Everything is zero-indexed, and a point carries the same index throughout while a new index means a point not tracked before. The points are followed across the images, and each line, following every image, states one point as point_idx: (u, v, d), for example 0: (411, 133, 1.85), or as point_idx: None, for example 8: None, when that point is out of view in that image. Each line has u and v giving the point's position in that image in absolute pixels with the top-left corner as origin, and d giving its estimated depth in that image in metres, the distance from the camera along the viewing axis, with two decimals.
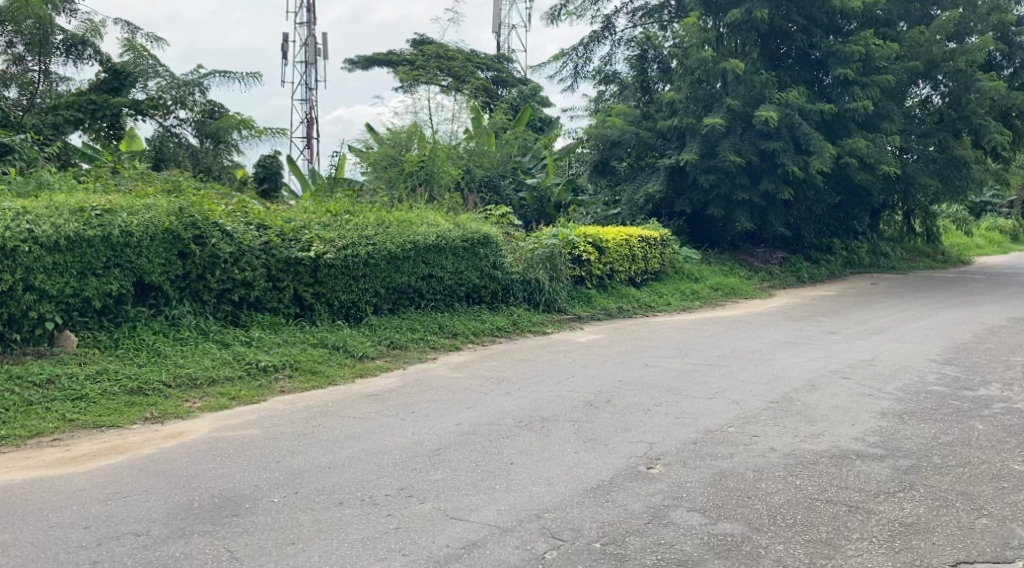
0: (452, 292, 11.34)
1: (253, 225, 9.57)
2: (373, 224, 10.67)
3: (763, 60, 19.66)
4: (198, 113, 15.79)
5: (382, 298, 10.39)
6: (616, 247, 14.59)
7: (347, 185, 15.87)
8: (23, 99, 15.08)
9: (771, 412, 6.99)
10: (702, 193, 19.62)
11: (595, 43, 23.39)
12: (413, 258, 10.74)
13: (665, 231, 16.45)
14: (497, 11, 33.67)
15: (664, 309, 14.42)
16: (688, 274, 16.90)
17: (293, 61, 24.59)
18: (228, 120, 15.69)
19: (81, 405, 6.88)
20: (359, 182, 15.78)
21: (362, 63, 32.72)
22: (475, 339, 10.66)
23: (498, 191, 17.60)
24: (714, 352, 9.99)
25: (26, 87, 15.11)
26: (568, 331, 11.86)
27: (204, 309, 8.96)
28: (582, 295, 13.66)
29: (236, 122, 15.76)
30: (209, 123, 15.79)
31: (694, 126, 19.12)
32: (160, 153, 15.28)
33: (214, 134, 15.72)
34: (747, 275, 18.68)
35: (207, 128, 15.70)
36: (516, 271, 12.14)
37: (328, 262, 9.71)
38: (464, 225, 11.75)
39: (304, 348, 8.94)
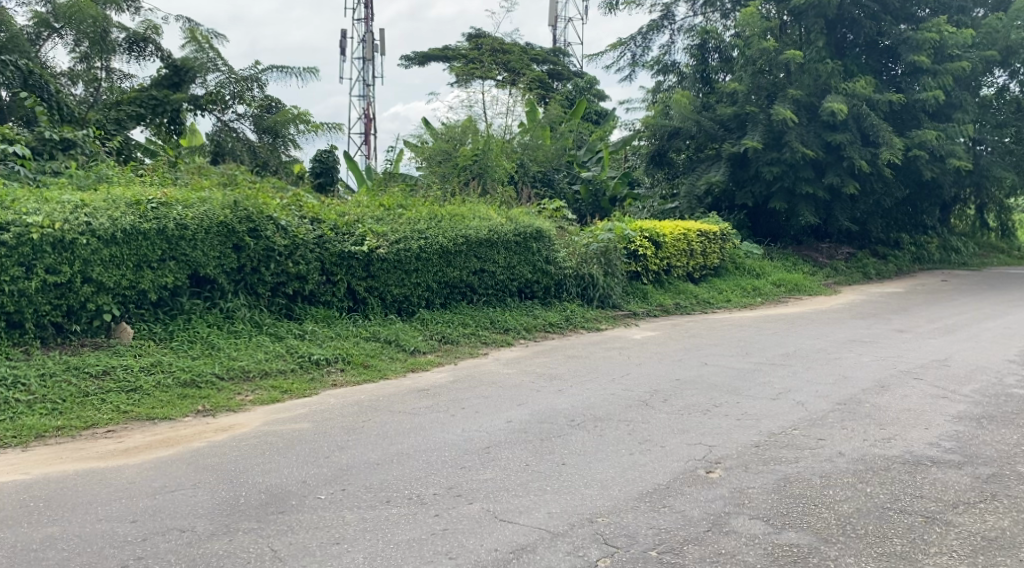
0: (505, 287, 11.26)
1: (307, 219, 9.56)
2: (426, 218, 10.65)
3: (828, 48, 19.13)
4: (256, 108, 15.94)
5: (434, 293, 10.38)
6: (673, 242, 14.28)
7: (403, 180, 15.83)
8: (89, 95, 15.47)
9: (837, 415, 6.70)
10: (764, 186, 19.20)
11: (654, 32, 23.04)
12: (465, 253, 10.72)
13: (726, 226, 16.08)
14: (553, 5, 33.53)
15: (723, 306, 14.08)
16: (749, 270, 16.49)
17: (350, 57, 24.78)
18: (286, 115, 15.80)
19: (135, 398, 6.86)
20: (414, 176, 15.72)
21: (418, 59, 32.78)
22: (527, 334, 10.59)
23: (553, 185, 17.43)
24: (775, 351, 9.67)
25: (90, 84, 15.46)
26: (623, 328, 11.64)
27: (258, 302, 8.95)
28: (639, 291, 13.43)
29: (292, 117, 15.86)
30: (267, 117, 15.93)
31: (756, 114, 18.89)
32: (219, 149, 15.44)
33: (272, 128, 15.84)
34: (811, 271, 18.19)
35: (264, 123, 15.84)
36: (569, 266, 11.98)
37: (381, 256, 9.71)
38: (517, 218, 11.64)
39: (356, 341, 8.90)
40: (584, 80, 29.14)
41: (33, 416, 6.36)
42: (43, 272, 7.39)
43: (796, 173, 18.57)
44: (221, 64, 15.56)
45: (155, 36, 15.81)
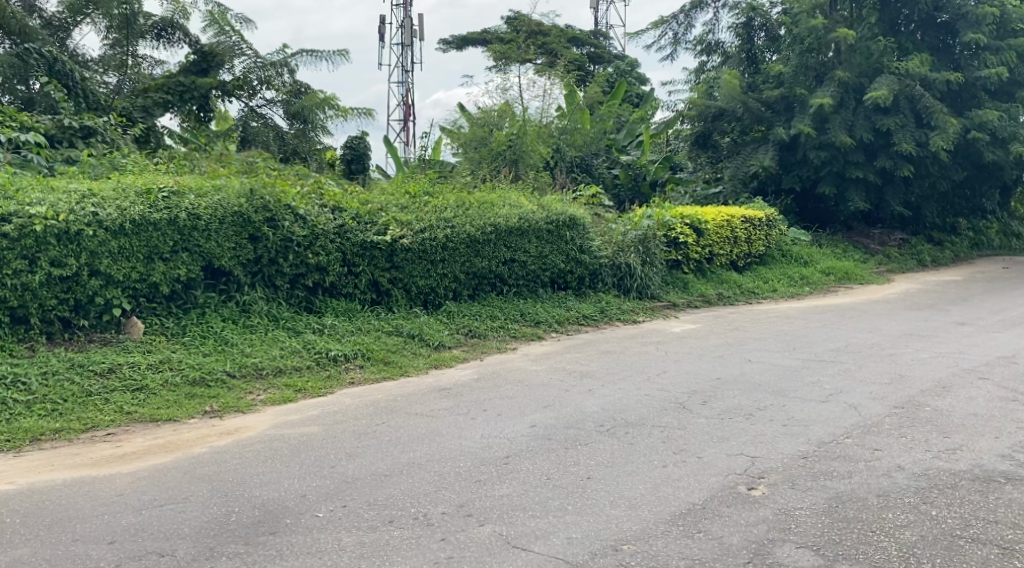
0: (536, 278, 10.79)
1: (328, 208, 9.19)
2: (453, 205, 10.22)
3: (881, 25, 18.33)
4: (284, 93, 15.62)
5: (461, 284, 9.98)
6: (716, 229, 13.65)
7: (438, 167, 15.39)
8: (121, 82, 15.17)
9: (894, 421, 6.13)
10: (812, 170, 18.51)
11: (697, 10, 22.31)
12: (494, 242, 10.27)
13: (772, 212, 15.37)
14: None
15: (768, 296, 13.43)
16: (796, 258, 15.80)
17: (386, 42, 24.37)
18: (315, 100, 15.41)
19: (139, 397, 6.49)
20: (449, 163, 15.22)
21: (457, 43, 32.25)
22: (559, 327, 10.13)
23: (591, 170, 16.91)
24: (824, 346, 9.08)
25: (122, 70, 15.20)
26: (661, 320, 11.09)
27: (276, 295, 8.57)
28: (678, 281, 12.84)
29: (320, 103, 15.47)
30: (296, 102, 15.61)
31: (804, 97, 18.17)
32: (245, 135, 15.10)
33: (300, 114, 15.48)
34: (862, 258, 17.42)
35: (292, 108, 15.51)
36: (605, 255, 11.45)
37: (404, 247, 9.33)
38: (550, 205, 11.11)
39: (378, 336, 8.50)
40: (625, 63, 28.46)
41: (31, 418, 6.00)
42: (48, 265, 7.06)
43: (845, 157, 17.89)
44: (248, 48, 15.26)
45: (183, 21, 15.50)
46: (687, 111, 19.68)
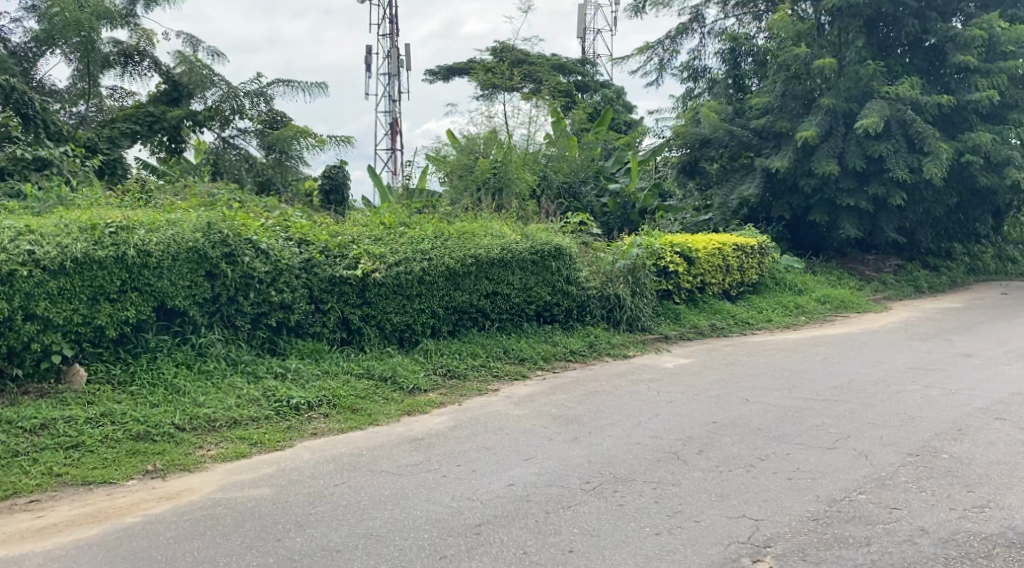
0: (521, 311, 10.19)
1: (294, 241, 8.61)
2: (431, 236, 9.66)
3: (869, 48, 17.96)
4: (258, 123, 15.03)
5: (440, 320, 9.37)
6: (707, 257, 13.09)
7: (427, 196, 14.90)
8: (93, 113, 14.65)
9: (911, 472, 5.53)
10: (803, 196, 18.10)
11: (683, 35, 21.96)
12: (474, 274, 9.68)
13: (764, 239, 14.83)
14: (582, 17, 32.65)
15: (764, 327, 12.85)
16: (790, 286, 15.25)
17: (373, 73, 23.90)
18: (290, 130, 14.69)
19: (72, 456, 5.85)
20: (434, 193, 14.67)
21: (443, 73, 31.88)
22: (545, 364, 9.55)
23: (579, 198, 16.42)
24: (826, 384, 8.49)
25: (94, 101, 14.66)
26: (652, 354, 10.50)
27: (237, 337, 7.95)
28: (670, 312, 12.25)
29: (295, 132, 14.74)
30: (270, 132, 14.96)
31: (792, 128, 17.87)
32: (217, 167, 14.52)
33: (276, 143, 14.79)
34: (858, 285, 16.91)
35: (267, 138, 14.84)
36: (592, 286, 10.87)
37: (378, 281, 8.72)
38: (533, 235, 10.53)
39: (346, 380, 7.88)
40: (612, 91, 28.11)
41: None
42: None
43: (837, 183, 17.47)
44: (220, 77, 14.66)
45: (149, 48, 14.88)
46: (673, 138, 19.23)
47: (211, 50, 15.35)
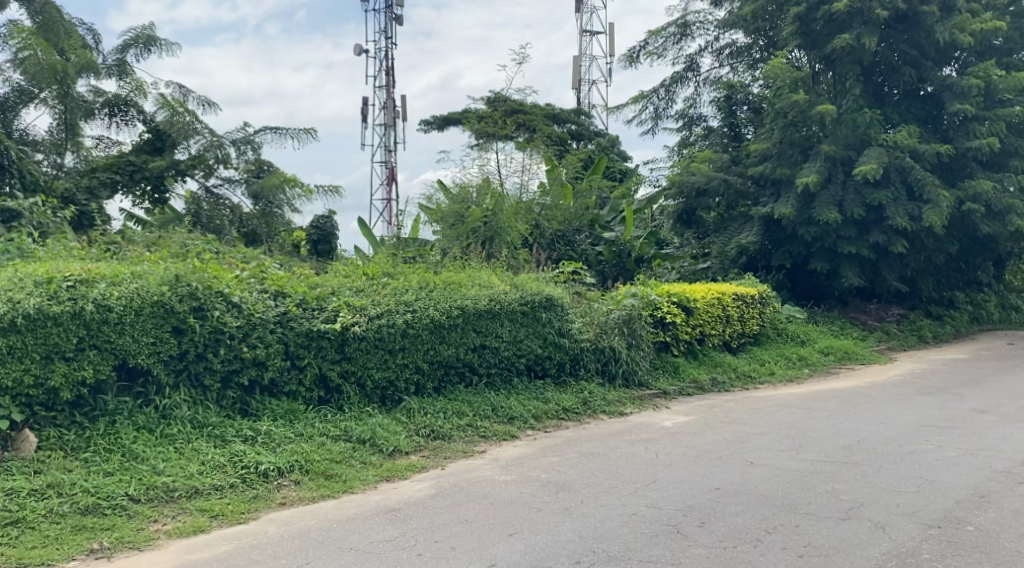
0: (511, 365, 9.69)
1: (269, 293, 8.14)
2: (416, 287, 9.20)
3: (866, 96, 17.73)
4: (243, 172, 14.54)
5: (424, 376, 8.88)
6: (706, 307, 12.64)
7: (418, 246, 14.44)
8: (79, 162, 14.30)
9: (935, 548, 5.02)
10: (803, 244, 17.69)
11: (678, 85, 21.78)
12: (461, 326, 9.20)
13: (764, 288, 14.39)
14: (578, 69, 32.64)
15: (766, 381, 12.34)
16: (792, 337, 14.76)
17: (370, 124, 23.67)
18: (273, 179, 14.24)
19: (10, 534, 5.36)
20: (428, 242, 14.20)
21: (438, 123, 31.74)
22: (536, 423, 9.03)
23: (573, 247, 16.01)
24: (834, 444, 7.97)
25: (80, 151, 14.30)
26: (650, 411, 9.97)
27: (206, 396, 7.46)
28: (668, 365, 11.74)
29: (281, 182, 14.32)
30: (256, 182, 14.44)
31: (790, 176, 17.53)
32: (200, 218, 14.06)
33: (260, 192, 14.31)
34: (861, 336, 16.43)
35: (253, 187, 14.30)
36: (586, 339, 10.39)
37: (358, 334, 8.24)
38: (523, 285, 10.07)
39: (321, 443, 7.35)
40: (606, 140, 27.94)
41: None
42: None
43: (837, 232, 17.09)
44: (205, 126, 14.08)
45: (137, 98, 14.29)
46: (669, 186, 18.89)
47: (199, 99, 14.93)
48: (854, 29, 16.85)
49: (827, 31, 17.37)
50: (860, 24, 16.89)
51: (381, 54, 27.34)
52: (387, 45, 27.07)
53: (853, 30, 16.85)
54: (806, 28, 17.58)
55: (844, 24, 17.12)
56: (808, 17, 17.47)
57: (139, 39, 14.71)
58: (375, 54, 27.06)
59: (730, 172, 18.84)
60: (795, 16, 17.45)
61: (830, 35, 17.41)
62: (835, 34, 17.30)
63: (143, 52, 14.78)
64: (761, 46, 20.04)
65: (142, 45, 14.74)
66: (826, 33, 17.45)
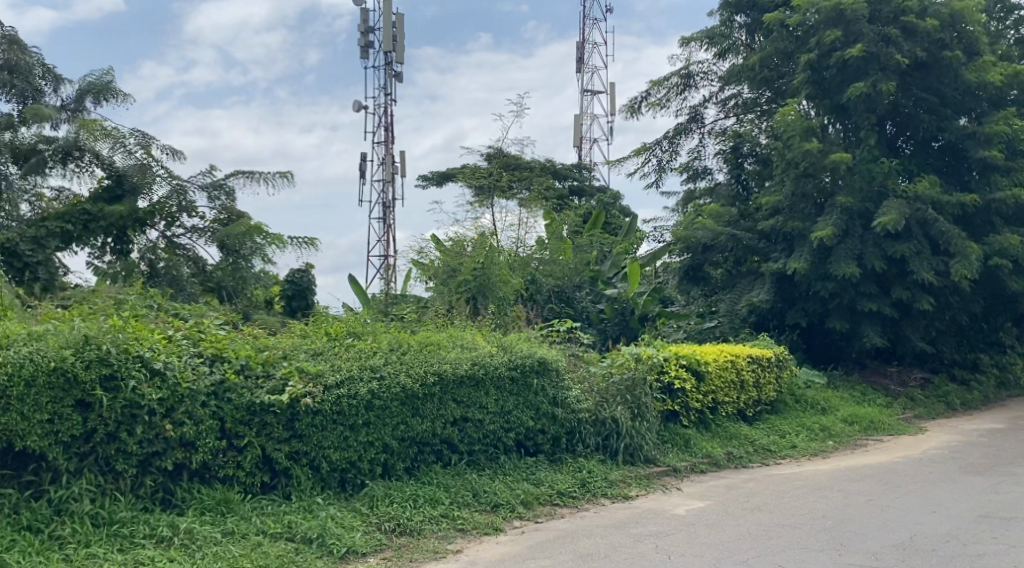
0: (498, 441, 8.34)
1: (205, 358, 6.83)
2: (385, 349, 7.91)
3: (881, 147, 16.60)
4: (209, 222, 12.71)
5: (393, 455, 7.56)
6: (718, 372, 11.28)
7: (409, 302, 13.00)
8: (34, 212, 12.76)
9: None
10: (819, 302, 16.39)
11: (682, 136, 20.72)
12: (439, 396, 7.87)
13: (782, 350, 13.02)
14: (578, 125, 31.77)
15: (789, 455, 10.89)
16: (811, 404, 13.35)
17: (368, 179, 22.56)
18: (237, 228, 12.48)
19: None
20: (420, 300, 12.77)
21: (436, 178, 30.67)
22: (526, 509, 7.65)
23: (572, 304, 14.66)
24: (882, 542, 6.58)
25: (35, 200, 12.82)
26: (658, 495, 8.53)
27: (118, 485, 6.15)
28: (676, 437, 10.32)
29: (246, 231, 12.56)
30: (223, 230, 12.64)
31: (804, 230, 16.28)
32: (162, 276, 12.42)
33: (226, 239, 12.56)
34: (886, 402, 15.01)
35: (218, 236, 12.54)
36: (585, 408, 9.04)
37: (311, 407, 6.91)
38: (511, 346, 8.77)
39: (255, 544, 5.98)
40: (608, 196, 26.85)
41: None
42: None
43: (856, 288, 15.81)
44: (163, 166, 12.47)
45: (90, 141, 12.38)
46: (674, 242, 17.65)
47: (162, 148, 13.77)
48: (869, 75, 15.75)
49: (840, 78, 16.22)
50: (879, 69, 15.83)
51: (379, 109, 26.42)
52: (385, 101, 26.11)
53: (869, 77, 15.77)
54: (817, 77, 16.46)
55: (859, 71, 16.03)
56: (820, 64, 16.33)
57: (99, 85, 13.66)
58: (373, 110, 26.12)
59: (738, 227, 17.57)
60: (807, 63, 16.31)
61: (844, 83, 16.26)
62: (850, 82, 16.15)
63: (102, 99, 13.71)
64: (768, 97, 18.99)
65: (102, 92, 13.68)
66: (839, 82, 16.31)
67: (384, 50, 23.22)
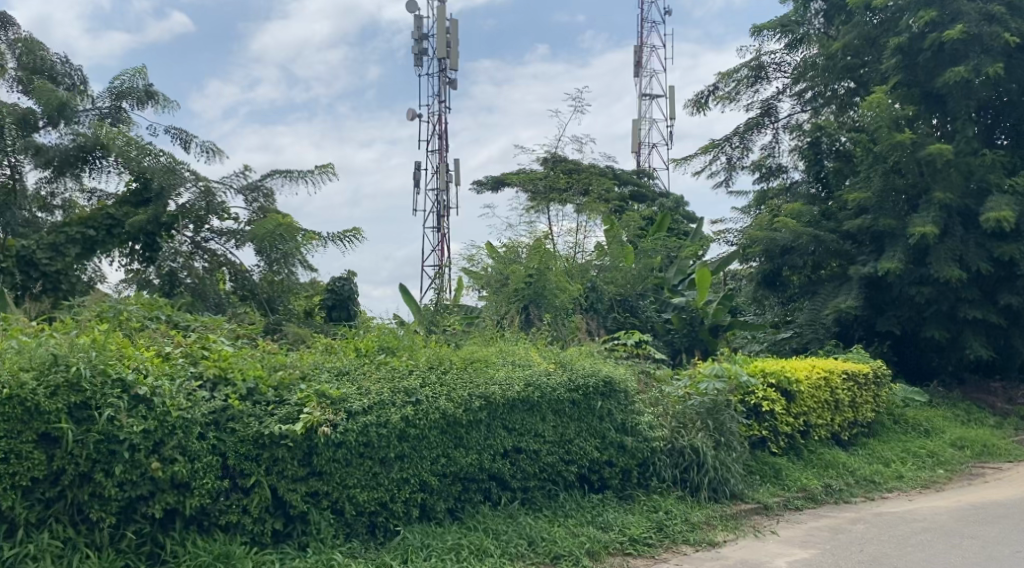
0: (557, 475, 7.05)
1: (204, 382, 5.69)
2: (423, 368, 6.70)
3: (979, 138, 15.01)
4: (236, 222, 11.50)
5: (432, 494, 6.31)
6: (810, 392, 9.85)
7: (463, 313, 11.76)
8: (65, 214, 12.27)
9: None
10: (914, 309, 14.78)
11: (754, 131, 19.24)
12: (487, 423, 6.62)
13: (879, 365, 11.48)
14: (637, 129, 30.43)
15: (897, 488, 9.36)
16: (913, 426, 11.76)
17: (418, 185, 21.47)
18: (267, 224, 11.09)
19: None
20: (474, 312, 11.56)
21: (491, 184, 29.51)
22: (591, 560, 6.33)
23: (636, 313, 13.25)
24: None
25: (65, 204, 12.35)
26: (751, 541, 7.15)
27: (92, 539, 5.05)
28: (765, 467, 8.92)
29: (278, 229, 11.15)
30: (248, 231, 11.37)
31: (895, 229, 14.66)
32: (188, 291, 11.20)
33: (259, 239, 11.20)
34: (996, 421, 13.33)
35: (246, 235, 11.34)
36: (659, 436, 7.69)
37: (330, 437, 5.71)
38: (572, 362, 7.50)
39: None
40: (671, 201, 25.43)
41: None
42: None
43: (957, 293, 14.25)
44: (190, 168, 11.36)
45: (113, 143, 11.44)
46: (748, 246, 16.11)
47: (204, 145, 12.81)
48: (970, 58, 14.21)
49: (935, 62, 14.71)
50: (982, 52, 14.28)
51: (433, 116, 25.43)
52: (439, 108, 25.10)
53: (971, 60, 14.19)
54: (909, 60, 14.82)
55: (957, 54, 14.51)
56: (912, 48, 14.83)
57: (135, 90, 12.69)
58: (426, 117, 25.11)
59: (820, 228, 16.01)
60: (896, 47, 14.77)
61: (939, 67, 14.76)
62: (946, 65, 14.65)
63: (138, 105, 12.76)
64: (849, 88, 17.45)
65: (138, 98, 12.71)
66: (934, 66, 14.77)
67: (437, 55, 22.17)
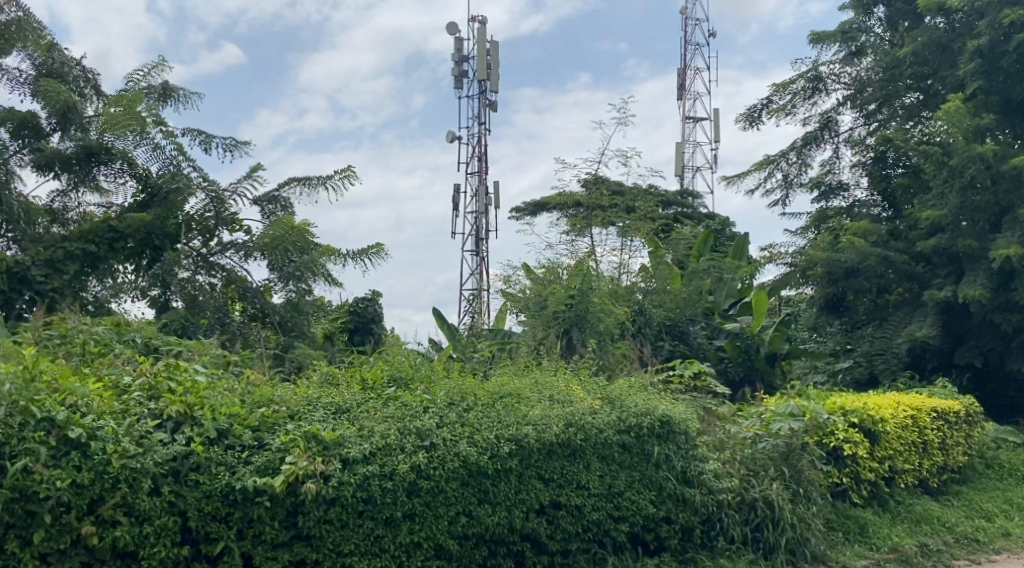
0: (603, 535, 5.79)
1: (163, 423, 4.58)
2: (440, 405, 5.52)
3: None
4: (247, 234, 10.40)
5: (450, 561, 5.10)
6: (897, 432, 8.48)
7: (503, 338, 10.51)
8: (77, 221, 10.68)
9: None
10: (998, 339, 13.29)
11: (812, 146, 17.88)
12: (518, 474, 5.39)
13: (970, 402, 10.04)
14: (682, 152, 29.14)
15: (1005, 549, 7.89)
16: (1010, 471, 10.25)
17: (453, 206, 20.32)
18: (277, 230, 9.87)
19: None
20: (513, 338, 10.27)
21: (530, 209, 28.34)
22: None
23: (687, 341, 11.94)
24: None
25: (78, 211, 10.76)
26: None
27: None
28: (848, 522, 7.58)
29: (289, 236, 9.96)
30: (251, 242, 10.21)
31: (977, 252, 13.13)
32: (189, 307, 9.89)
33: (269, 250, 10.01)
34: None
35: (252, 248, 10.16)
36: (727, 488, 6.39)
37: (318, 493, 4.54)
38: (622, 398, 6.25)
39: None
40: (719, 223, 24.04)
41: None
42: None
43: None
44: (201, 176, 10.37)
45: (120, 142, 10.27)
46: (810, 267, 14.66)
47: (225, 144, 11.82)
48: None
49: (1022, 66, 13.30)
50: None
51: (472, 138, 24.37)
52: (478, 129, 24.03)
53: None
54: (989, 65, 13.44)
55: None
56: (993, 52, 13.40)
57: (154, 85, 11.87)
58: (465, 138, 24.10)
59: (889, 248, 14.56)
60: (975, 49, 13.34)
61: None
62: None
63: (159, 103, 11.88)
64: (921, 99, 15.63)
65: (158, 93, 11.88)
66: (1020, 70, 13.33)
67: (477, 75, 21.16)
